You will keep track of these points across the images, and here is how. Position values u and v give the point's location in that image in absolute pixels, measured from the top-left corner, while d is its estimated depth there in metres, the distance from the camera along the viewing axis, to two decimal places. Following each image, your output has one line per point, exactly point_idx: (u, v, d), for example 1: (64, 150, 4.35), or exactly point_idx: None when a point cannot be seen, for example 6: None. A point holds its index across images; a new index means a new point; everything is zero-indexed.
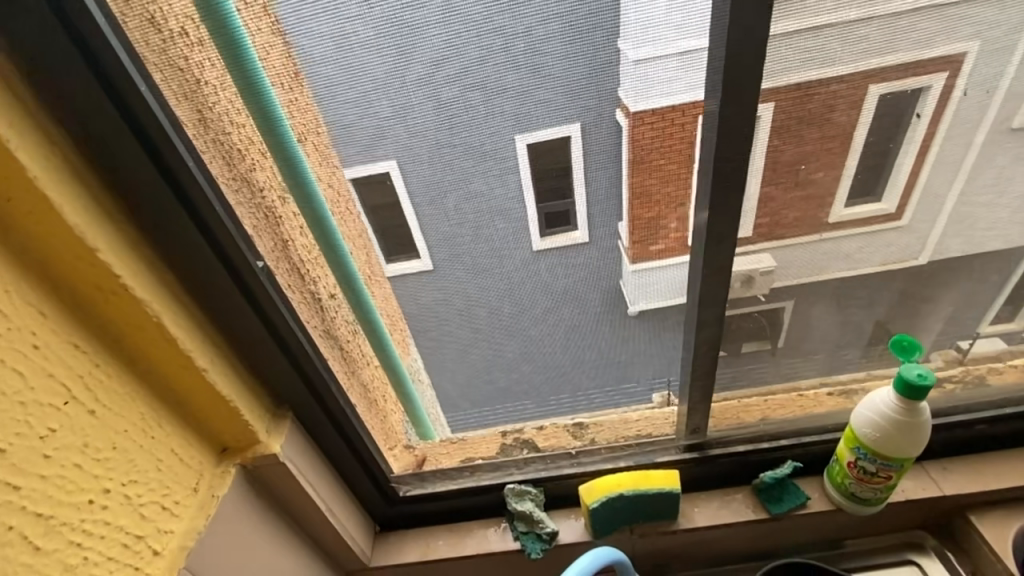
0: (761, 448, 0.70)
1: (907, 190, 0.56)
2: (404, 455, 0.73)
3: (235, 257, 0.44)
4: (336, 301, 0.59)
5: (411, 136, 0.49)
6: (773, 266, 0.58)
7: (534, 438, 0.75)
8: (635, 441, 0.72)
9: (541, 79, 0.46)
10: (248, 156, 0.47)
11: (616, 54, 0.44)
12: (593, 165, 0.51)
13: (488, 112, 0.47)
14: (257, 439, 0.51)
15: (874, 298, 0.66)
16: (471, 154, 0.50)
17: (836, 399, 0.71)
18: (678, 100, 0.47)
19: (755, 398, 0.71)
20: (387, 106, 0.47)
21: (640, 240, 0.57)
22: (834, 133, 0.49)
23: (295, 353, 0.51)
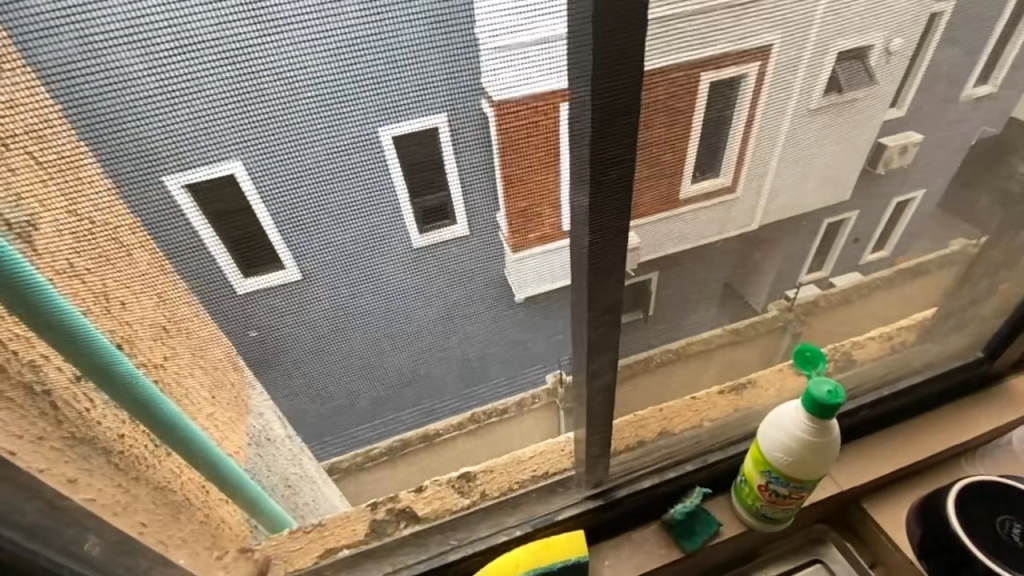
0: (665, 478, 0.87)
1: (737, 165, 0.63)
2: (243, 562, 0.80)
3: None
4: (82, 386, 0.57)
5: (252, 133, 0.42)
6: (638, 243, 0.62)
7: (414, 505, 0.87)
8: (525, 481, 0.87)
9: (395, 67, 0.42)
10: None
11: (474, 40, 0.43)
12: (464, 155, 0.50)
13: (329, 111, 0.43)
14: None
15: (721, 264, 0.75)
16: (330, 153, 0.45)
17: (726, 400, 0.93)
18: (536, 89, 0.47)
19: (647, 413, 0.87)
20: (201, 111, 0.40)
21: (519, 229, 0.57)
22: (676, 117, 0.53)
23: None
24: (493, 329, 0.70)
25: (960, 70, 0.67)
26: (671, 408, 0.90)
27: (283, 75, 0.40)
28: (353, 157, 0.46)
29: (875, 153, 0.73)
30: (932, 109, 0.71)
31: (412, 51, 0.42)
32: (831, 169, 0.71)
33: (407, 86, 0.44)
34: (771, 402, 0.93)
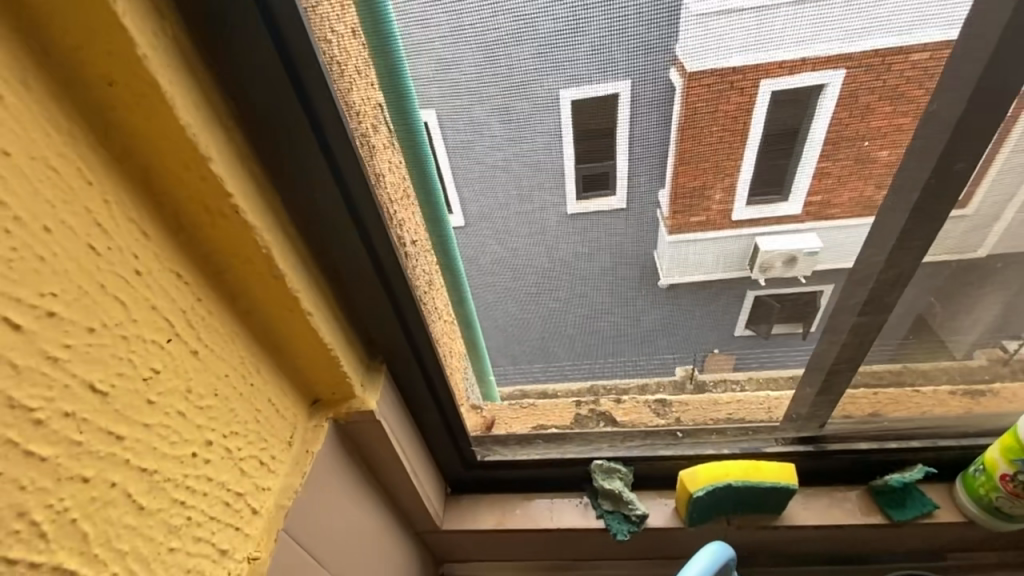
0: (884, 446, 0.76)
1: (978, 176, 0.51)
2: (474, 416, 0.78)
3: (354, 196, 0.45)
4: (418, 247, 0.58)
5: (571, 6, 0.42)
6: (819, 248, 0.56)
7: (613, 412, 0.80)
8: (723, 420, 0.78)
9: (601, 23, 0.43)
10: (346, 73, 0.44)
11: (677, 6, 0.42)
12: (640, 129, 0.48)
13: (523, 65, 0.45)
14: (355, 394, 0.54)
15: (922, 294, 0.63)
16: (637, 43, 0.44)
17: (955, 400, 0.75)
18: (733, 62, 0.44)
19: (866, 392, 0.73)
20: (425, 54, 0.45)
21: (681, 210, 0.54)
22: (906, 108, 0.45)
23: (392, 289, 0.52)
24: (640, 310, 0.67)
25: None
26: (890, 396, 0.74)
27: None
28: (656, 50, 0.44)
29: None
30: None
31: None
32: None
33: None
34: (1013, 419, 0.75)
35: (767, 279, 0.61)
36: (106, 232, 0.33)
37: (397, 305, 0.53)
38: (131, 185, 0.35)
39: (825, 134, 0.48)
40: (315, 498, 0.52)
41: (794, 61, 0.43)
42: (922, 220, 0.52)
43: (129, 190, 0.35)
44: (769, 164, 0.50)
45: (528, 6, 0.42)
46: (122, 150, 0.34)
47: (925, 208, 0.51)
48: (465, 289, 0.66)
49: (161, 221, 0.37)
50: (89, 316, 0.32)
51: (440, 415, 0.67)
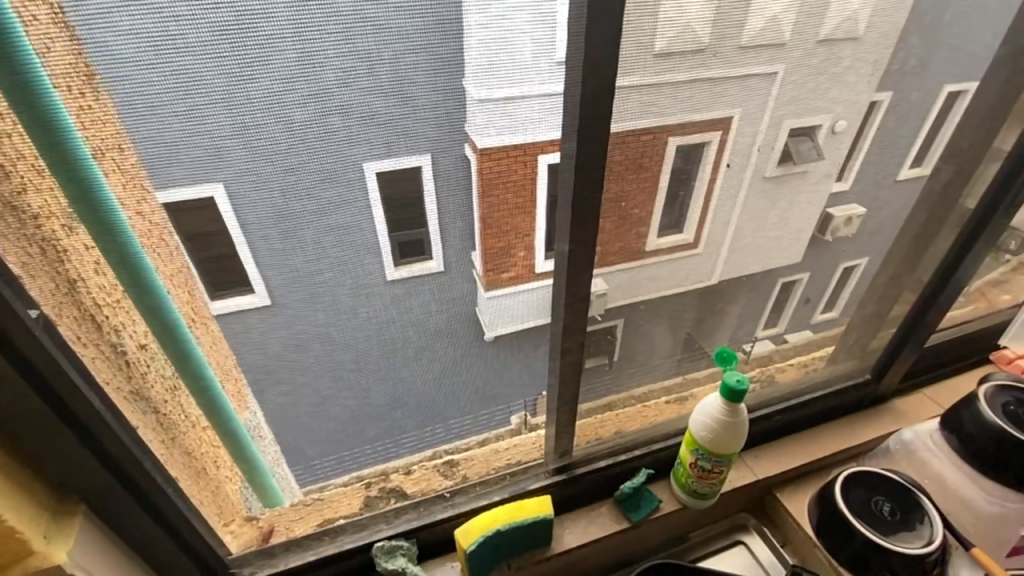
0: (618, 460, 0.78)
1: (701, 222, 0.67)
2: (246, 530, 0.66)
3: (4, 335, 0.37)
4: (148, 351, 0.52)
5: (218, 127, 0.41)
6: (605, 289, 0.65)
7: (403, 484, 0.73)
8: (502, 469, 0.75)
9: (410, 101, 0.45)
10: (15, 175, 0.38)
11: (463, 93, 0.46)
12: (444, 199, 0.52)
13: (345, 137, 0.45)
14: (34, 553, 0.41)
15: (682, 317, 0.78)
16: (289, 160, 0.45)
17: (673, 406, 0.84)
18: (514, 139, 0.50)
19: (609, 413, 0.80)
20: (223, 127, 0.41)
21: (493, 268, 0.59)
22: (646, 176, 0.58)
23: (83, 425, 0.44)
24: (471, 365, 0.70)
25: (893, 161, 0.73)
26: (626, 413, 0.82)
27: (387, 50, 0.42)
28: (318, 166, 0.46)
29: (823, 221, 0.77)
30: (884, 186, 0.75)
31: (382, 76, 0.43)
32: (779, 230, 0.75)
33: (370, 109, 0.44)
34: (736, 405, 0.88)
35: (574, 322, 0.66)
36: None
37: (87, 439, 0.45)
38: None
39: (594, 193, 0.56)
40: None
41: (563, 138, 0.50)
42: (659, 252, 0.67)
43: None
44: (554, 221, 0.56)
45: (336, 82, 0.42)
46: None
47: (654, 245, 0.65)
48: (222, 394, 0.59)
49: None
50: None
51: (180, 548, 0.56)
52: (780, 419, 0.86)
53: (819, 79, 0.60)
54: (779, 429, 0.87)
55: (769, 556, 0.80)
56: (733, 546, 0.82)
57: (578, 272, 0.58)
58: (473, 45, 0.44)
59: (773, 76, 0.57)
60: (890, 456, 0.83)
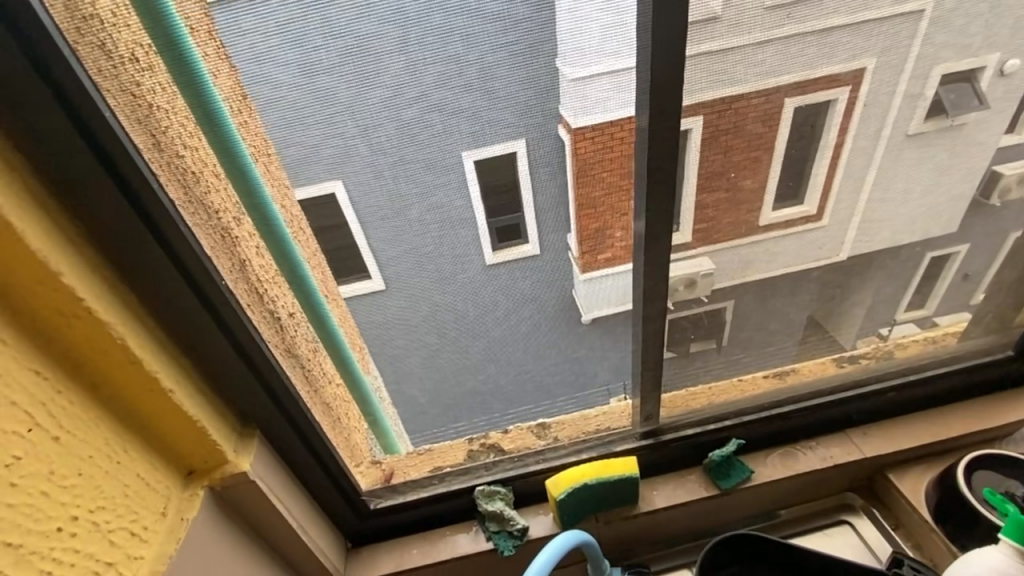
0: (708, 429, 0.72)
1: (825, 193, 0.61)
2: (371, 471, 0.70)
3: (201, 285, 0.43)
4: (295, 320, 0.55)
5: (369, 117, 0.47)
6: (712, 269, 0.62)
7: (501, 441, 0.73)
8: (593, 435, 0.72)
9: (531, 76, 0.47)
10: (202, 178, 0.43)
11: (555, 72, 0.47)
12: (540, 181, 0.54)
13: (470, 117, 0.49)
14: (228, 459, 0.48)
15: (800, 299, 0.71)
16: (425, 139, 0.50)
17: (772, 380, 0.75)
18: (611, 116, 0.48)
19: (700, 386, 0.73)
20: (369, 116, 0.47)
21: (588, 250, 0.59)
22: (758, 144, 0.53)
23: (260, 371, 0.49)
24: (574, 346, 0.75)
25: None
26: (720, 388, 0.74)
27: (509, 33, 0.45)
28: (445, 143, 0.51)
29: (987, 184, 0.65)
30: None
31: (469, 75, 0.46)
32: (931, 186, 0.64)
33: (460, 104, 0.48)
34: (885, 365, 0.75)
35: (676, 303, 0.63)
36: None
37: (259, 377, 0.49)
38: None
39: (699, 165, 0.53)
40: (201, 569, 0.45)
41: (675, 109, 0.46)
42: (777, 225, 0.61)
43: None
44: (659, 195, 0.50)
45: (467, 68, 0.46)
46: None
47: (773, 217, 0.60)
48: (347, 349, 0.63)
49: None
50: None
51: (328, 476, 0.61)
52: (893, 396, 0.74)
53: (977, 6, 0.49)
54: (892, 408, 0.75)
55: (880, 539, 0.71)
56: (836, 526, 0.73)
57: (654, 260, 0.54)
58: (542, 35, 0.45)
59: (919, 15, 0.49)
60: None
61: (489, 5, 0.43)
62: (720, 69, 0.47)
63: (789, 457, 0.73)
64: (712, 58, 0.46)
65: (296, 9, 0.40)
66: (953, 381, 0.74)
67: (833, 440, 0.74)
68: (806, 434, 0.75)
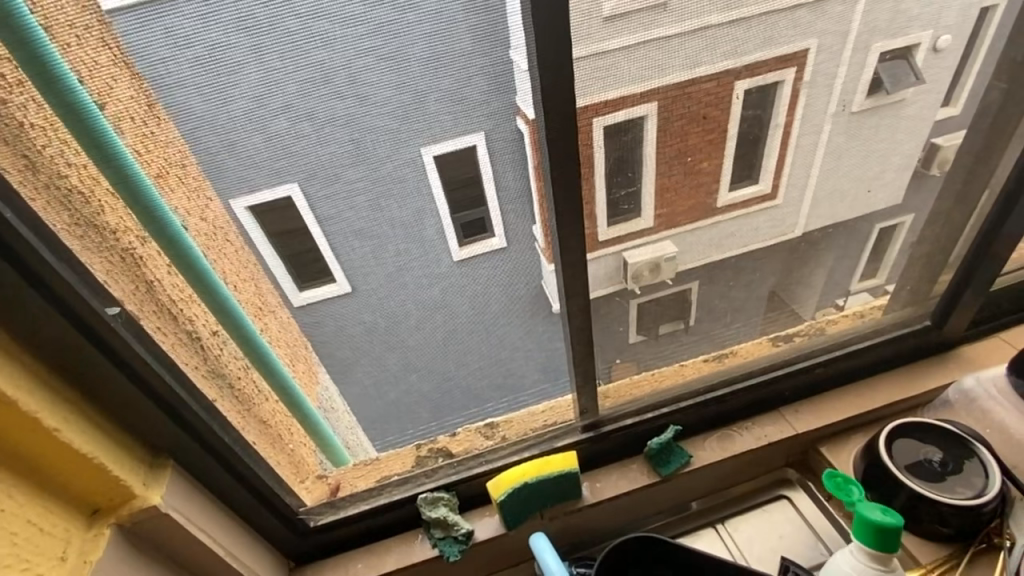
0: (645, 419, 0.72)
1: (778, 170, 0.62)
2: (318, 486, 0.70)
3: (84, 317, 0.42)
4: (219, 338, 0.56)
5: (230, 130, 0.44)
6: (673, 253, 0.63)
7: (448, 445, 0.75)
8: (535, 434, 0.73)
9: (404, 82, 0.45)
10: (94, 200, 0.44)
11: (509, 63, 0.46)
12: (503, 175, 0.53)
13: (346, 125, 0.46)
14: (133, 493, 0.46)
15: (761, 276, 0.73)
16: (297, 151, 0.46)
17: (711, 363, 0.77)
18: (527, 112, 0.48)
19: (643, 373, 0.75)
20: (231, 128, 0.44)
21: (553, 239, 0.57)
22: (711, 126, 0.54)
23: (162, 397, 0.48)
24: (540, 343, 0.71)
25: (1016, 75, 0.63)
26: (663, 375, 0.76)
27: (374, 37, 0.42)
28: (321, 155, 0.47)
29: (928, 154, 0.68)
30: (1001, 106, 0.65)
31: (337, 81, 0.43)
32: (878, 153, 0.66)
33: (332, 112, 0.45)
34: (818, 341, 0.78)
35: (642, 287, 0.65)
36: None
37: (163, 407, 0.49)
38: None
39: (657, 154, 0.54)
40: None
41: (614, 100, 0.49)
42: (735, 205, 0.62)
43: None
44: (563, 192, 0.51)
45: (333, 74, 0.43)
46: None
47: (733, 197, 0.62)
48: (280, 365, 0.62)
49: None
50: None
51: (258, 501, 0.60)
52: (821, 371, 0.76)
53: None
54: (825, 381, 0.77)
55: (814, 512, 0.74)
56: (775, 502, 0.76)
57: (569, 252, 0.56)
58: (410, 41, 0.43)
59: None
60: (949, 407, 0.74)
61: (347, 8, 0.41)
62: (666, 57, 0.48)
63: (727, 440, 0.75)
64: (654, 46, 0.47)
65: (134, 20, 0.37)
66: (878, 354, 0.78)
67: (768, 420, 0.76)
68: (743, 413, 0.77)
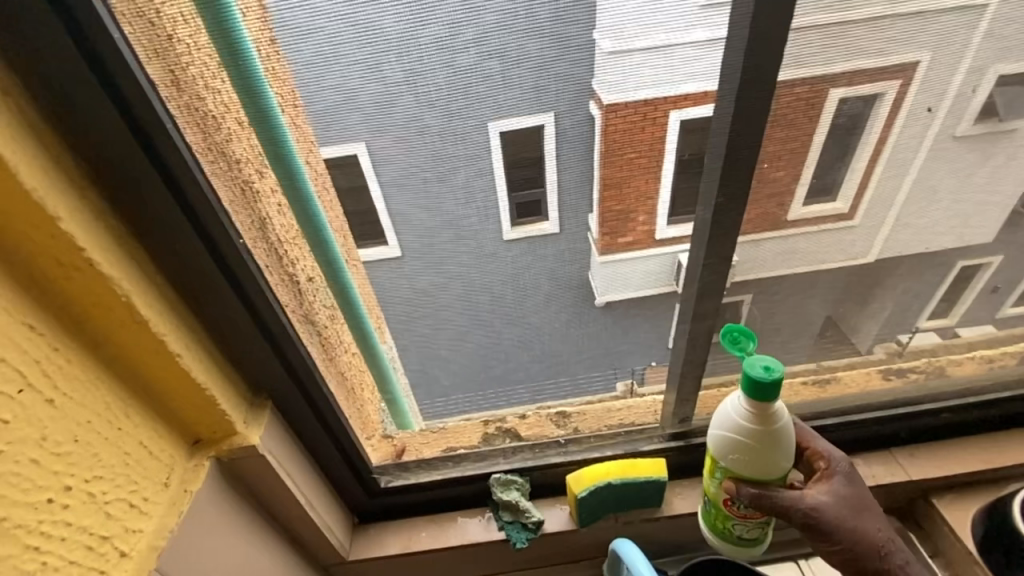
0: None
1: (861, 189, 0.58)
2: (382, 446, 0.71)
3: (217, 242, 0.43)
4: (315, 284, 0.56)
5: (419, 61, 0.44)
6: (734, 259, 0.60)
7: (517, 427, 0.74)
8: (617, 429, 0.73)
9: (622, 23, 0.43)
10: (223, 126, 0.43)
11: (591, 45, 0.44)
12: (568, 174, 0.54)
13: (534, 65, 0.45)
14: (235, 431, 0.49)
15: (822, 296, 0.69)
16: (473, 93, 0.46)
17: (808, 387, 0.75)
18: (646, 94, 0.47)
19: (733, 389, 0.72)
20: (420, 58, 0.43)
21: (609, 232, 0.59)
22: (796, 134, 0.51)
23: (274, 335, 0.49)
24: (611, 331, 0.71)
25: None
26: None
27: None
28: (495, 96, 0.47)
29: None
30: None
31: (538, 17, 0.43)
32: (975, 189, 0.61)
33: (523, 52, 0.44)
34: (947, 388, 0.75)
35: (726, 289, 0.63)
36: None
37: (278, 353, 0.51)
38: None
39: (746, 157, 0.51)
40: (201, 544, 0.47)
41: (699, 93, 0.47)
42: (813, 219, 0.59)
43: None
44: (685, 185, 0.54)
45: (538, 10, 0.42)
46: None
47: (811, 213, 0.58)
48: (363, 313, 0.62)
49: None
50: None
51: (336, 446, 0.62)
52: (948, 417, 0.74)
53: None
54: (945, 430, 0.75)
55: None
56: None
57: (722, 236, 0.54)
58: None
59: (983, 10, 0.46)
60: None
61: None
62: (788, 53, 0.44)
63: None
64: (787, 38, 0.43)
65: None
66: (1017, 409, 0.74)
67: (878, 459, 0.75)
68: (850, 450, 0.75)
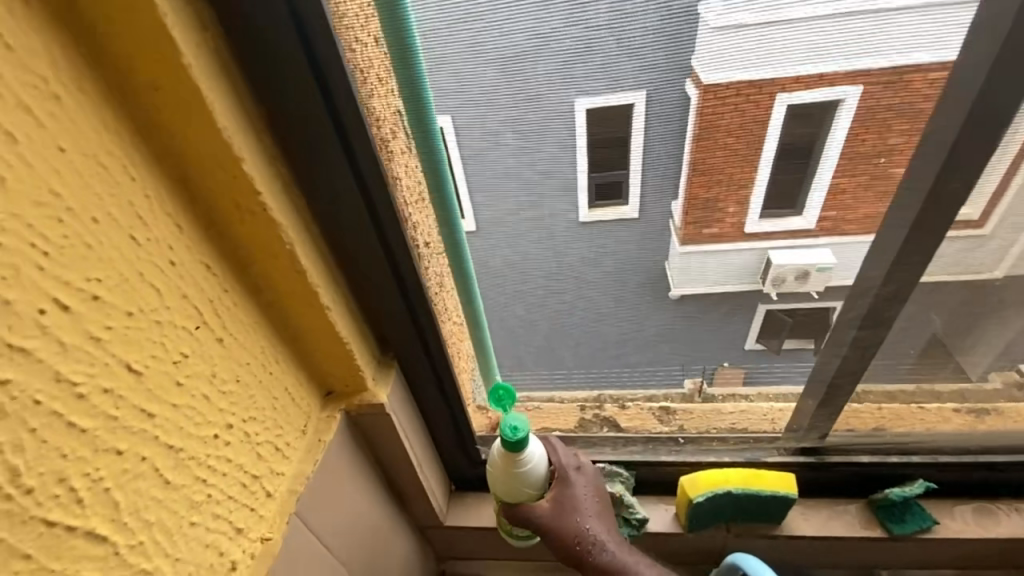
0: (887, 461, 0.72)
1: (995, 197, 0.48)
2: (478, 416, 0.73)
3: (377, 205, 0.44)
4: (432, 249, 0.56)
5: (553, 13, 0.41)
6: (832, 263, 0.56)
7: (616, 417, 0.78)
8: (727, 432, 0.75)
9: None
10: (375, 79, 0.43)
11: (696, 17, 0.41)
12: (653, 159, 0.51)
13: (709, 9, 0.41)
14: (365, 387, 0.53)
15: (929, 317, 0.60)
16: (632, 41, 0.43)
17: (964, 417, 0.69)
18: (752, 75, 0.44)
19: (869, 407, 0.70)
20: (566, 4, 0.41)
21: (693, 220, 0.55)
22: None
23: (412, 298, 0.51)
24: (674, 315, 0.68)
25: None
26: (895, 411, 0.70)
27: None
28: (659, 46, 0.43)
29: None
30: None
31: None
32: None
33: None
34: None
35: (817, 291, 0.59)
36: (145, 222, 0.34)
37: (413, 318, 0.53)
38: (146, 146, 0.34)
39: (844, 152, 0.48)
40: (326, 492, 0.52)
41: (812, 76, 0.43)
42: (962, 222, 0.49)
43: (168, 188, 0.35)
44: (785, 177, 0.50)
45: None
46: (134, 104, 0.33)
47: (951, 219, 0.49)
48: (472, 281, 0.63)
49: (178, 190, 0.36)
50: (127, 300, 0.33)
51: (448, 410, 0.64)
52: None
53: None
54: None
55: None
56: None
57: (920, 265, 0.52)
58: None
59: None
60: None
61: None
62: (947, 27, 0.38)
63: (988, 514, 0.73)
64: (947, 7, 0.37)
65: None
66: None
67: None
68: (1008, 494, 0.73)
